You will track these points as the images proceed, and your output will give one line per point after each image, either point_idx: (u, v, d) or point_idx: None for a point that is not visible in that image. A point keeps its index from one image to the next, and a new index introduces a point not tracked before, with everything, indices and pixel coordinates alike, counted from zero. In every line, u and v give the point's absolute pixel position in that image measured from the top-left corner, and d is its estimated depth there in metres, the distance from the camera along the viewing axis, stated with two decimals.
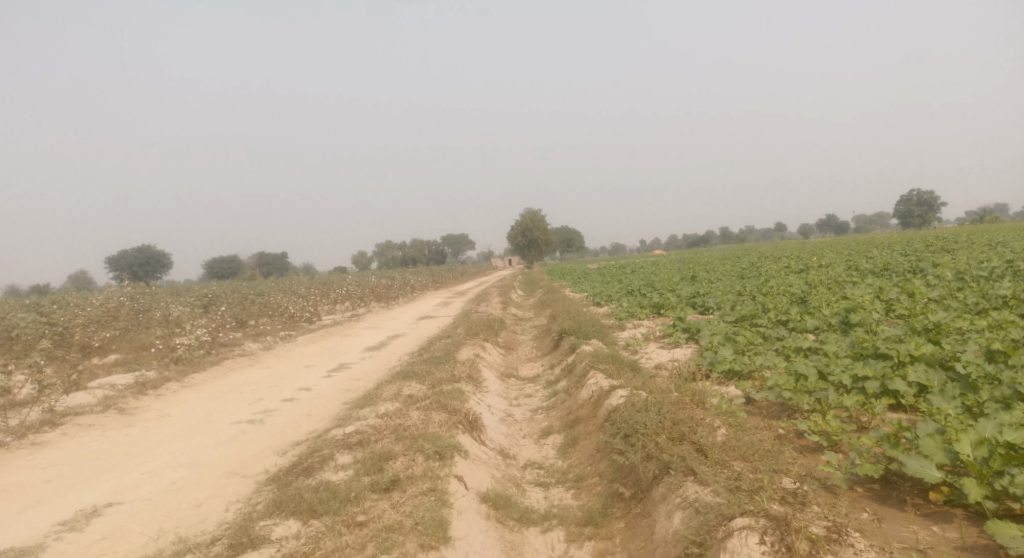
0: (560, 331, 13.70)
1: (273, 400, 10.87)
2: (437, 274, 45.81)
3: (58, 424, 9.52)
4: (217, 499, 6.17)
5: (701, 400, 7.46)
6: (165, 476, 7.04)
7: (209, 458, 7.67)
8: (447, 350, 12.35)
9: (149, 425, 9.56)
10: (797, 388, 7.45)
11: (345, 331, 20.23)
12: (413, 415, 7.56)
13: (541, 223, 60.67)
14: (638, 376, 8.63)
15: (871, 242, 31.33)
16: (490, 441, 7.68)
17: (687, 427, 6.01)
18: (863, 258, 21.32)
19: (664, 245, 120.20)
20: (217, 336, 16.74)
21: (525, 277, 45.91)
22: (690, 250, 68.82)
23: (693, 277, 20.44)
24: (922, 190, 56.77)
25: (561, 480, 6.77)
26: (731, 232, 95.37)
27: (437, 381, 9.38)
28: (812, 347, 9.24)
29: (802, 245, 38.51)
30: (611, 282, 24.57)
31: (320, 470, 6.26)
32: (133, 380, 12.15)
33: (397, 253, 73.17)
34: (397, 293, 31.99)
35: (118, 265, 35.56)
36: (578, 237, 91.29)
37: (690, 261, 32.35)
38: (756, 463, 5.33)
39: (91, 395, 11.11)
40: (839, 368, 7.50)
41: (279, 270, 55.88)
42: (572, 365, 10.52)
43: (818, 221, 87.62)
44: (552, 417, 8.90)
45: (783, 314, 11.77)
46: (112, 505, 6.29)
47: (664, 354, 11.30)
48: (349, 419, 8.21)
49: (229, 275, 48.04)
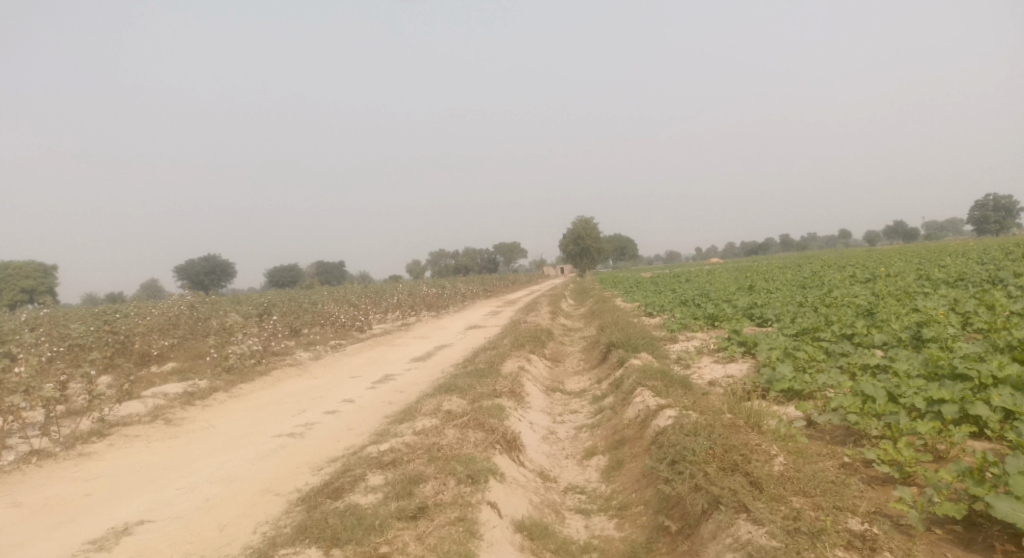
0: (608, 344, 13.22)
1: (315, 412, 10.73)
2: (489, 282, 45.66)
3: (106, 434, 9.59)
4: (246, 520, 6.03)
5: (756, 422, 6.90)
6: (200, 492, 6.94)
7: (245, 473, 7.55)
8: (491, 362, 12.05)
9: (192, 437, 9.55)
10: (863, 411, 6.85)
11: (393, 341, 20.17)
12: (449, 433, 7.25)
13: (594, 231, 60.03)
14: (689, 394, 8.13)
15: (943, 250, 29.61)
16: (530, 462, 7.32)
17: (740, 455, 5.51)
18: (935, 268, 20.03)
19: (721, 252, 117.37)
20: (269, 345, 16.87)
21: (577, 285, 45.31)
22: (748, 260, 66.89)
23: (750, 286, 19.60)
24: (998, 195, 53.64)
25: (603, 507, 6.34)
26: (790, 240, 92.53)
27: (478, 396, 9.06)
28: (880, 365, 8.57)
29: (868, 253, 36.80)
30: (664, 291, 23.84)
31: (349, 492, 6.02)
32: (183, 389, 12.26)
33: (450, 262, 73.57)
34: (448, 302, 31.93)
35: (185, 274, 36.74)
36: (631, 245, 89.91)
37: (748, 270, 31.26)
38: (817, 500, 4.82)
39: (142, 404, 11.23)
40: (911, 390, 6.87)
41: (337, 279, 56.86)
42: (620, 380, 10.05)
43: (885, 227, 83.90)
44: (597, 436, 8.46)
45: (847, 328, 11.04)
46: (144, 523, 6.22)
47: (718, 369, 10.70)
48: (386, 436, 7.97)
49: (289, 283, 49.09)
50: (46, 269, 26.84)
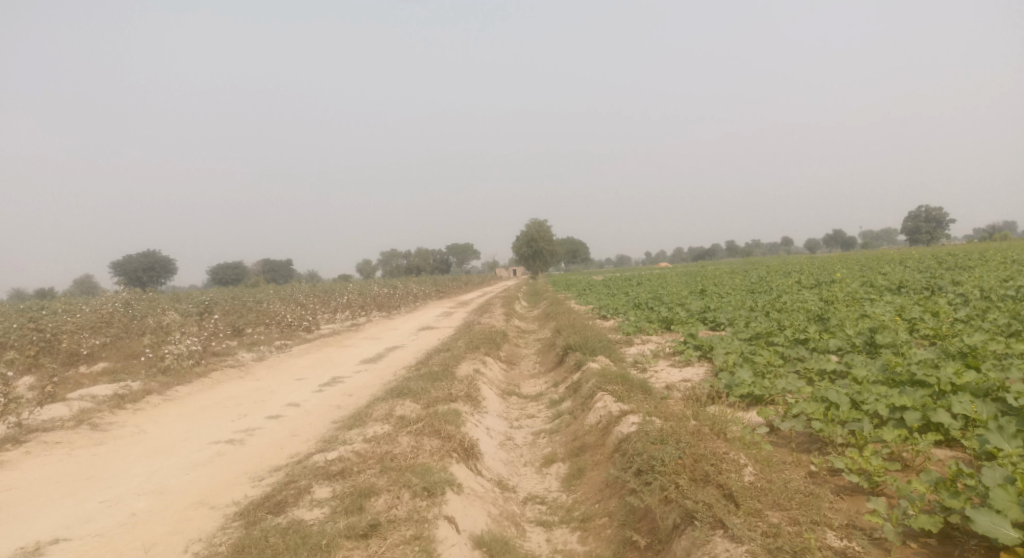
0: (564, 347, 12.95)
1: (257, 417, 10.12)
2: (441, 283, 45.04)
3: (23, 441, 8.82)
4: (177, 538, 5.52)
5: (721, 429, 6.67)
6: (126, 505, 6.35)
7: (178, 483, 6.98)
8: (445, 365, 11.64)
9: (121, 444, 8.85)
10: (827, 418, 6.73)
11: (342, 342, 19.48)
12: (402, 440, 6.83)
13: (547, 234, 60.09)
14: (650, 399, 7.91)
15: (882, 258, 30.46)
16: (487, 471, 6.96)
17: (711, 466, 5.27)
18: (878, 275, 20.48)
19: (670, 257, 119.42)
20: (209, 345, 16.04)
21: (530, 287, 45.16)
22: (693, 265, 68.05)
23: (702, 291, 19.67)
24: (929, 206, 55.89)
25: (565, 519, 6.04)
26: (736, 247, 94.67)
27: (432, 401, 8.64)
28: (837, 370, 8.53)
29: (809, 260, 37.76)
30: (617, 294, 23.81)
31: (293, 506, 5.56)
32: (114, 391, 11.44)
33: (401, 262, 72.57)
34: (399, 302, 31.24)
35: (122, 270, 35.05)
36: (583, 248, 90.43)
37: (698, 274, 31.61)
38: (795, 517, 4.61)
39: (68, 407, 10.42)
40: (873, 396, 6.78)
41: (284, 278, 55.35)
42: (578, 384, 9.79)
43: (825, 236, 86.60)
44: (555, 443, 8.16)
45: (801, 332, 11.05)
46: (60, 541, 5.63)
47: (676, 373, 10.54)
48: (334, 443, 7.49)
49: (233, 281, 47.45)
50: None
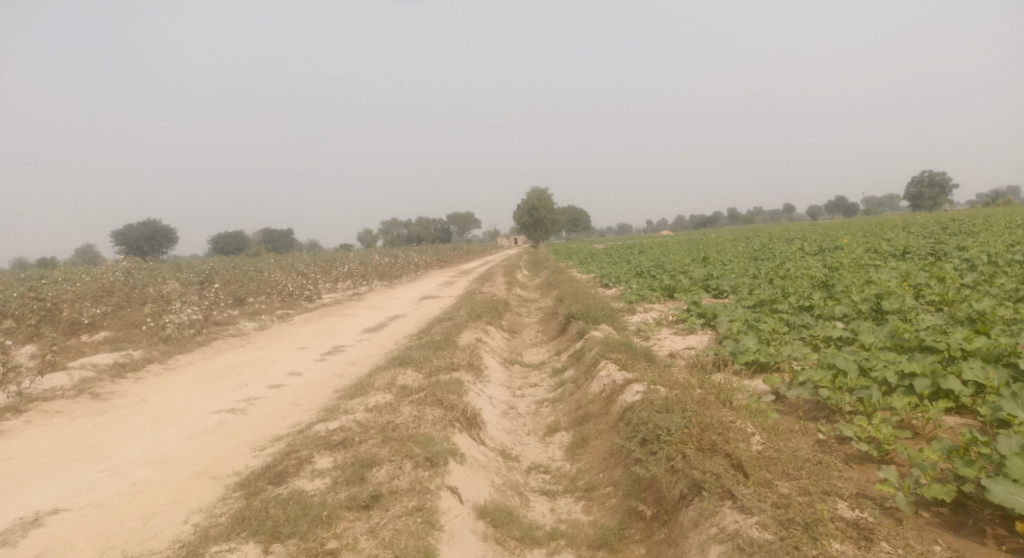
0: (566, 315, 12.85)
1: (258, 387, 10.05)
2: (442, 252, 44.82)
3: (23, 411, 8.76)
4: (178, 508, 5.47)
5: (727, 398, 6.57)
6: (127, 475, 6.30)
7: (179, 453, 6.92)
8: (447, 333, 11.55)
9: (122, 413, 8.80)
10: (834, 385, 6.63)
11: (344, 311, 19.41)
12: (404, 410, 6.74)
13: (548, 202, 59.70)
14: (654, 367, 7.81)
15: (886, 224, 30.18)
16: (490, 440, 6.90)
17: (718, 435, 5.18)
18: (882, 241, 20.26)
19: (672, 225, 118.94)
20: (210, 314, 15.97)
21: (532, 256, 45.00)
22: (693, 233, 67.75)
23: (705, 258, 19.50)
24: (933, 171, 55.28)
25: (569, 488, 5.98)
26: (738, 214, 94.11)
27: (434, 370, 8.56)
28: (844, 337, 8.40)
29: (811, 227, 37.44)
30: (618, 262, 23.67)
31: (294, 477, 5.50)
32: (114, 361, 11.37)
33: (402, 231, 72.27)
34: (400, 271, 31.10)
35: (123, 239, 34.90)
36: (585, 217, 89.99)
37: (700, 242, 31.35)
38: (805, 491, 4.52)
39: (68, 376, 10.36)
40: (881, 363, 6.68)
41: (285, 247, 55.20)
42: (581, 352, 9.69)
43: (828, 202, 86.02)
44: (559, 412, 8.08)
45: (806, 299, 10.91)
46: (60, 511, 5.58)
47: (679, 341, 10.43)
48: (335, 413, 7.42)
49: (234, 250, 47.34)
50: None
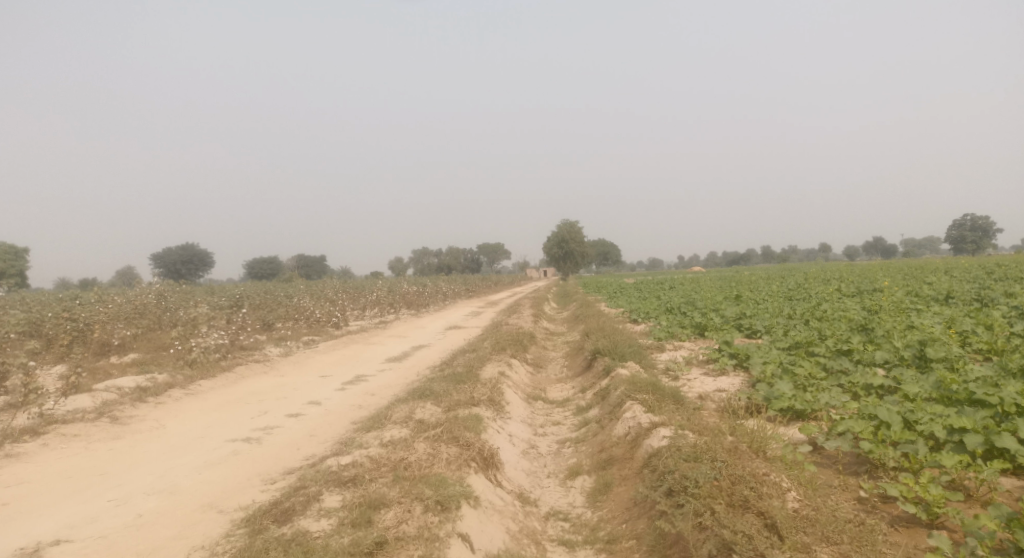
0: (593, 351, 12.51)
1: (277, 415, 9.88)
2: (471, 282, 44.77)
3: (40, 432, 8.68)
4: (180, 544, 5.27)
5: (760, 447, 6.18)
6: (134, 505, 6.14)
7: (190, 483, 6.74)
8: (470, 366, 11.30)
9: (138, 438, 8.69)
10: (876, 439, 6.20)
11: (369, 339, 19.29)
12: (419, 447, 6.48)
13: (578, 235, 59.50)
14: (683, 410, 7.44)
15: (927, 266, 29.30)
16: (508, 482, 6.59)
17: (750, 490, 4.82)
18: (923, 284, 19.56)
19: (704, 262, 117.73)
20: (237, 339, 15.97)
21: (561, 288, 44.66)
22: (723, 270, 66.91)
23: (737, 296, 19.02)
24: (976, 215, 53.87)
25: (589, 539, 5.64)
26: (772, 252, 92.77)
27: (453, 404, 8.29)
28: (886, 385, 7.95)
29: (848, 267, 36.57)
30: (648, 298, 23.28)
31: (299, 516, 5.25)
32: (137, 384, 11.32)
33: (432, 261, 72.68)
34: (427, 300, 31.06)
35: (162, 262, 35.55)
36: (615, 250, 89.68)
37: (733, 279, 30.75)
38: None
39: (91, 398, 10.33)
40: (927, 416, 6.24)
41: (317, 274, 55.80)
42: (606, 391, 9.35)
43: (866, 243, 84.39)
44: (581, 453, 7.74)
45: (844, 343, 10.44)
46: (61, 542, 5.42)
47: (710, 383, 10.01)
48: (350, 446, 7.19)
49: (268, 276, 47.92)
50: (20, 252, 24.97)
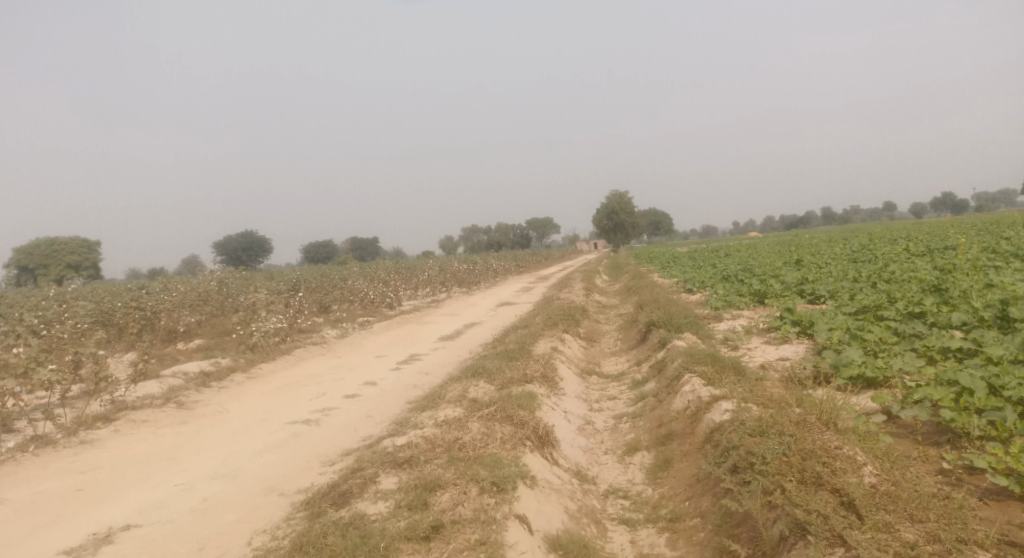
0: (647, 323, 12.22)
1: (334, 397, 9.98)
2: (521, 258, 44.58)
3: (111, 419, 8.97)
4: (243, 528, 5.32)
5: (830, 419, 5.85)
6: (198, 490, 6.25)
7: (252, 467, 6.84)
8: (523, 342, 11.17)
9: (203, 423, 8.90)
10: (958, 406, 5.79)
11: (422, 319, 19.40)
12: (473, 426, 6.39)
13: (629, 206, 58.55)
14: (744, 382, 7.13)
15: (1001, 221, 27.63)
16: (564, 460, 6.45)
17: (823, 466, 4.54)
18: (999, 240, 18.41)
19: (760, 227, 114.47)
20: (295, 322, 16.25)
21: (613, 260, 44.09)
22: (780, 235, 64.90)
23: (798, 261, 18.28)
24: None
25: (651, 518, 5.46)
26: (832, 214, 89.45)
27: (506, 382, 8.18)
28: (965, 349, 7.44)
29: (914, 226, 34.87)
30: (703, 266, 22.68)
31: (356, 499, 5.23)
32: (201, 369, 11.60)
33: (483, 238, 72.81)
34: (479, 278, 31.07)
35: (224, 250, 36.58)
36: (667, 219, 88.09)
37: (792, 244, 29.71)
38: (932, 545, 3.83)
39: (159, 384, 10.63)
40: (1014, 381, 5.80)
41: (371, 255, 56.57)
42: (663, 364, 9.07)
43: (933, 201, 80.50)
44: (639, 429, 7.53)
45: (916, 305, 9.86)
46: (130, 528, 5.54)
47: (772, 352, 9.62)
48: (405, 427, 7.17)
49: (324, 259, 48.84)
50: (92, 245, 25.95)
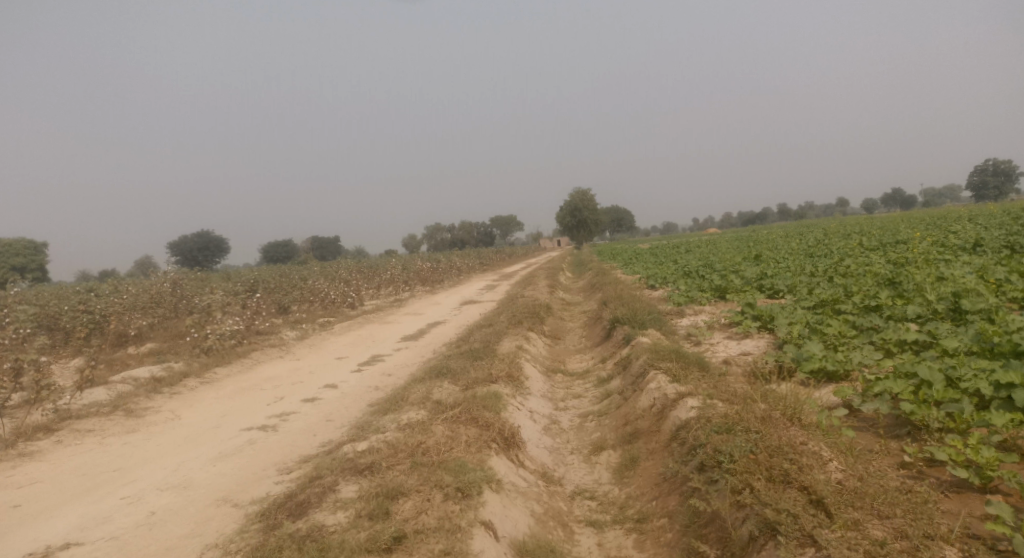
0: (611, 320, 12.19)
1: (293, 401, 9.69)
2: (485, 256, 44.40)
3: (54, 430, 8.54)
4: (193, 543, 5.08)
5: (794, 414, 5.84)
6: (146, 502, 5.96)
7: (205, 476, 6.56)
8: (487, 341, 11.03)
9: (153, 431, 8.53)
10: (918, 399, 5.83)
11: (385, 319, 19.10)
12: (436, 429, 6.22)
13: (591, 203, 58.83)
14: (709, 378, 7.11)
15: (949, 216, 28.46)
16: (530, 461, 6.33)
17: (790, 463, 4.51)
18: (948, 233, 18.92)
19: (719, 223, 116.36)
20: (252, 324, 15.80)
21: (576, 257, 44.22)
22: (738, 231, 66.05)
23: (757, 256, 18.51)
24: (996, 160, 52.29)
25: (618, 519, 5.38)
26: (788, 210, 91.39)
27: (471, 383, 8.03)
28: (922, 341, 7.55)
29: (867, 221, 35.73)
30: (665, 262, 22.83)
31: (315, 509, 5.03)
32: (153, 375, 11.16)
33: (446, 236, 72.37)
34: (442, 276, 30.81)
35: (179, 250, 35.56)
36: (629, 216, 88.85)
37: (751, 239, 30.15)
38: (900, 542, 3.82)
39: (107, 391, 10.18)
40: (971, 372, 5.87)
41: (332, 254, 55.73)
42: (628, 361, 9.02)
43: (883, 197, 82.85)
44: (605, 427, 7.46)
45: (872, 299, 10.01)
46: (72, 545, 5.24)
47: (734, 347, 9.66)
48: (366, 431, 6.96)
49: (283, 259, 47.93)
50: (38, 246, 24.91)
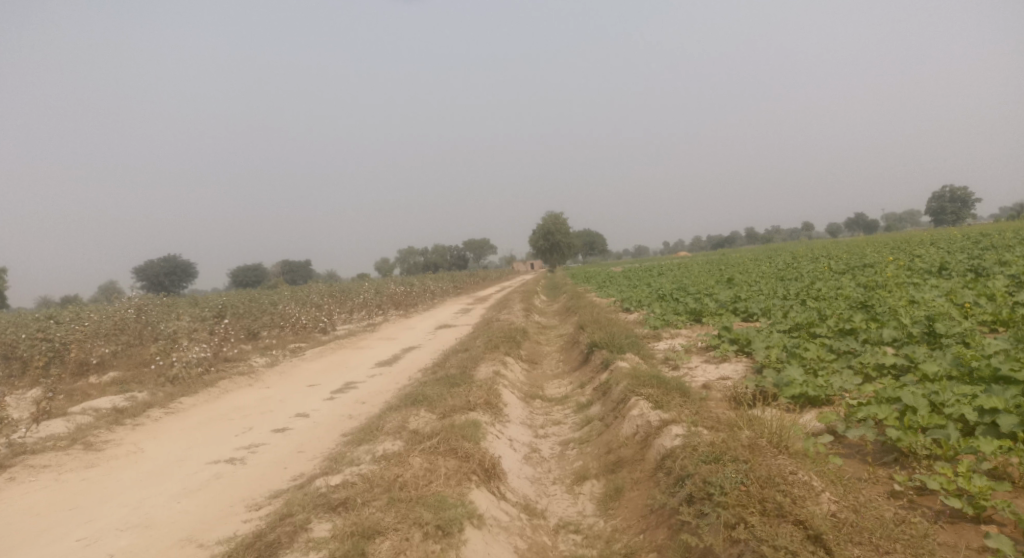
0: (589, 344, 12.05)
1: (262, 431, 9.33)
2: (458, 279, 44.14)
3: (6, 467, 8.08)
4: None
5: (780, 441, 5.73)
6: (103, 545, 5.60)
7: (167, 514, 6.21)
8: (463, 367, 10.79)
9: (114, 466, 8.12)
10: (902, 424, 5.76)
11: (357, 344, 18.73)
12: (414, 461, 5.99)
13: (563, 226, 59.04)
14: (691, 403, 6.98)
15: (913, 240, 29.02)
16: (511, 493, 6.12)
17: (783, 495, 4.39)
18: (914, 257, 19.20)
19: (689, 247, 117.77)
20: (220, 350, 15.34)
21: (550, 280, 44.19)
22: (707, 255, 66.84)
23: (729, 279, 18.59)
24: (954, 186, 53.78)
25: (605, 554, 5.20)
26: (756, 233, 92.84)
27: (448, 411, 7.79)
28: (900, 365, 7.53)
29: (833, 244, 36.32)
30: (639, 285, 22.84)
31: (286, 551, 4.76)
32: (115, 405, 10.69)
33: (419, 259, 71.96)
34: (415, 300, 30.47)
35: (144, 275, 34.70)
36: (601, 240, 89.46)
37: (722, 261, 30.40)
38: None
39: (65, 424, 9.71)
40: (953, 397, 5.83)
41: (303, 278, 54.97)
42: (608, 386, 8.87)
43: (848, 221, 84.63)
44: (587, 456, 7.28)
45: (848, 322, 10.01)
46: None
47: (714, 371, 9.58)
48: (340, 463, 6.68)
49: (253, 283, 47.12)
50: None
